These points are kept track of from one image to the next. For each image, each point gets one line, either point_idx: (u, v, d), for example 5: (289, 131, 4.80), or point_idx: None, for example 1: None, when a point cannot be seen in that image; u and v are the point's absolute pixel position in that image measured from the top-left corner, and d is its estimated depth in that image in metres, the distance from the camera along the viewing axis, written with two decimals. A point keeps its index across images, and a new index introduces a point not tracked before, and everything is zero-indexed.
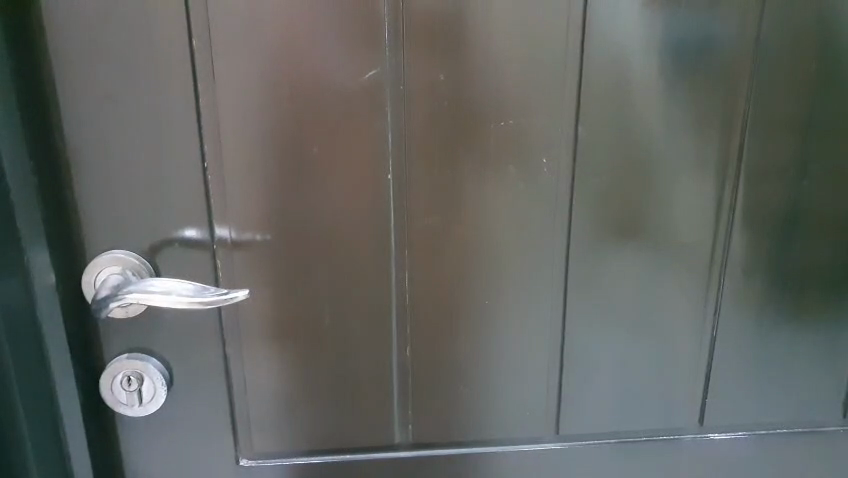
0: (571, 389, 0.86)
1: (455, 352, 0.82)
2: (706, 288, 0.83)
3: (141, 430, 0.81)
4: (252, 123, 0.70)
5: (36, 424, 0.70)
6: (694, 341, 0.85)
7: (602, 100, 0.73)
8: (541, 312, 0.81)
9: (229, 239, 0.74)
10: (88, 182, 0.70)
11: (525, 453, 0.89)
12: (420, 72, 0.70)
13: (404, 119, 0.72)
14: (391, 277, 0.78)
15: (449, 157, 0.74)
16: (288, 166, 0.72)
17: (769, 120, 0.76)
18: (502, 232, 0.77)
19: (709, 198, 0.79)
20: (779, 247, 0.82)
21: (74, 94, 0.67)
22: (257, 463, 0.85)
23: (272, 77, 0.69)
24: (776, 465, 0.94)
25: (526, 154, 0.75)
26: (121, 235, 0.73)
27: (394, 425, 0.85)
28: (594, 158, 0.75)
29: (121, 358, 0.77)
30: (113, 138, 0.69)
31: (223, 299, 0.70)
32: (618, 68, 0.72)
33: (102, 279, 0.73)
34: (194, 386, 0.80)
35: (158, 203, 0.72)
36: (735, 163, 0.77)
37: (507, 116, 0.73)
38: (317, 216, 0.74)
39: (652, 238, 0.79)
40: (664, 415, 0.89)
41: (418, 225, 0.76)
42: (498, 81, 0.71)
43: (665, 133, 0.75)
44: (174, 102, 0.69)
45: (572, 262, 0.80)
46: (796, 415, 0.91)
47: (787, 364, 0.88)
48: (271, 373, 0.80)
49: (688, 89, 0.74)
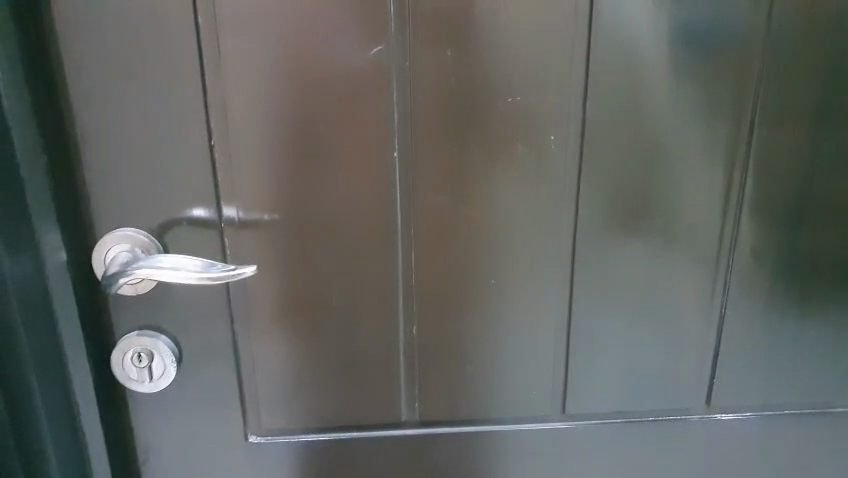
0: (577, 370, 0.86)
1: (462, 332, 0.82)
2: (715, 268, 0.82)
3: (151, 406, 0.82)
4: (259, 102, 0.70)
5: (49, 397, 0.71)
6: (702, 322, 0.85)
7: (610, 78, 0.73)
8: (548, 292, 0.82)
9: (237, 219, 0.75)
10: (98, 159, 0.71)
11: (531, 432, 0.89)
12: (426, 49, 0.70)
13: (410, 97, 0.72)
14: (397, 256, 0.78)
15: (455, 136, 0.74)
16: (295, 145, 0.72)
17: (778, 99, 0.75)
18: (509, 211, 0.77)
19: (718, 178, 0.78)
20: (787, 228, 0.81)
21: (82, 70, 0.68)
22: (266, 440, 0.86)
23: (278, 54, 0.69)
24: (783, 446, 0.94)
25: (534, 133, 0.74)
26: (129, 213, 0.73)
27: (401, 404, 0.86)
28: (601, 138, 0.75)
29: (132, 335, 0.78)
30: (121, 115, 0.69)
31: (231, 275, 0.71)
32: (627, 45, 0.71)
33: (112, 256, 0.73)
34: (203, 363, 0.81)
35: (167, 181, 0.73)
36: (744, 142, 0.77)
37: (515, 93, 0.72)
38: (325, 195, 0.75)
39: (660, 219, 0.79)
40: (670, 395, 0.89)
41: (424, 204, 0.76)
42: (505, 59, 0.71)
43: (674, 112, 0.74)
44: (181, 78, 0.69)
45: (579, 242, 0.80)
46: (803, 397, 0.91)
47: (795, 346, 0.87)
48: (278, 350, 0.81)
49: (698, 67, 0.73)
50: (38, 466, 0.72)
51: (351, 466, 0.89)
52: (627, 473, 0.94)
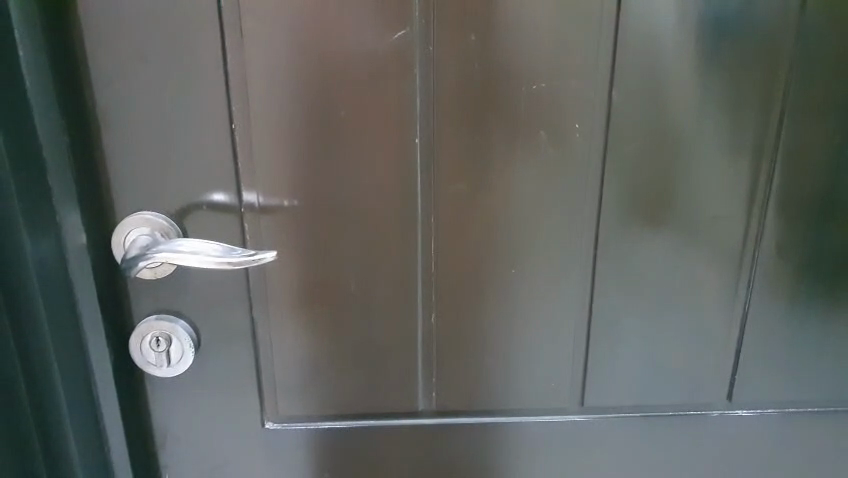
0: (598, 362, 0.85)
1: (481, 321, 0.82)
2: (739, 261, 0.81)
3: (169, 390, 0.82)
4: (280, 86, 0.70)
5: (68, 373, 0.72)
6: (726, 315, 0.83)
7: (637, 65, 0.71)
8: (569, 283, 0.80)
9: (257, 204, 0.74)
10: (119, 141, 0.70)
11: (550, 423, 0.88)
12: (451, 32, 0.69)
13: (433, 82, 0.70)
14: (417, 244, 0.77)
15: (478, 123, 0.72)
16: (315, 129, 0.71)
17: (810, 90, 0.73)
18: (532, 200, 0.76)
19: (745, 169, 0.76)
20: (817, 222, 0.79)
21: (103, 50, 0.67)
22: (283, 427, 0.86)
23: (301, 37, 0.68)
24: (806, 442, 0.92)
25: (558, 120, 0.73)
26: (149, 196, 0.73)
27: (418, 392, 0.85)
28: (627, 127, 0.74)
29: (151, 319, 0.77)
30: (142, 96, 0.69)
31: (251, 260, 0.71)
32: (656, 31, 0.70)
33: (131, 239, 0.73)
34: (221, 348, 0.81)
35: (187, 164, 0.72)
36: (774, 133, 0.75)
37: (540, 79, 0.71)
38: (345, 182, 0.74)
39: (684, 210, 0.78)
40: (692, 390, 0.88)
41: (445, 192, 0.75)
42: (531, 44, 0.70)
43: (702, 100, 0.73)
44: (204, 60, 0.68)
45: (602, 233, 0.78)
46: (829, 393, 0.89)
47: (821, 342, 0.86)
48: (297, 336, 0.81)
49: (728, 55, 0.71)
50: (58, 443, 0.73)
51: (367, 454, 0.89)
52: (645, 468, 0.93)
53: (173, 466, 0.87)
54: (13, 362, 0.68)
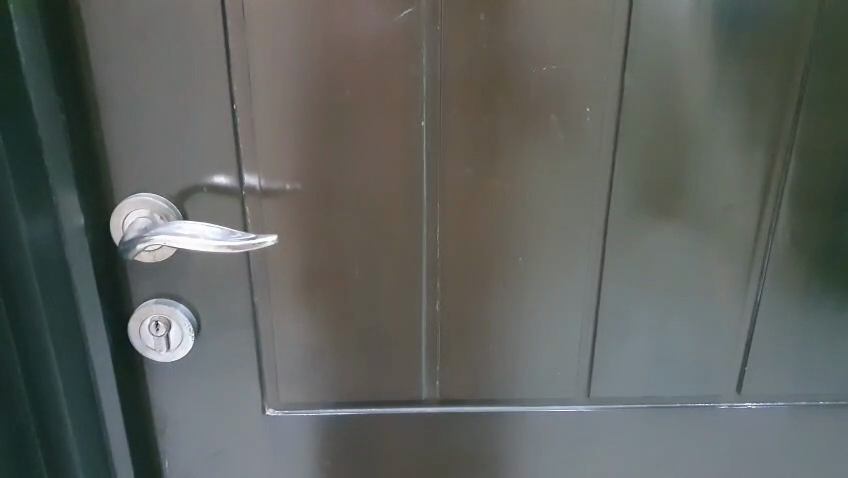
0: (604, 353, 0.83)
1: (485, 310, 0.80)
2: (751, 252, 0.79)
3: (169, 376, 0.81)
4: (284, 66, 0.68)
5: (65, 355, 0.71)
6: (736, 306, 0.81)
7: (651, 49, 0.69)
8: (576, 272, 0.79)
9: (258, 188, 0.73)
10: (118, 120, 0.69)
11: (553, 413, 0.87)
12: (459, 13, 0.66)
13: (439, 63, 0.68)
14: (422, 230, 0.76)
15: (485, 106, 0.70)
16: (317, 112, 0.70)
17: (828, 78, 0.71)
18: (539, 185, 0.74)
19: (759, 157, 0.74)
20: (833, 213, 0.77)
21: (102, 25, 0.65)
22: (283, 414, 0.85)
23: (305, 15, 0.66)
24: (814, 437, 0.91)
25: (568, 104, 0.71)
26: (148, 177, 0.71)
27: (421, 381, 0.84)
28: (639, 113, 0.72)
29: (150, 302, 0.76)
30: (142, 75, 0.67)
31: (251, 243, 0.69)
32: (672, 14, 0.67)
33: (130, 221, 0.72)
34: (221, 334, 0.80)
35: (187, 145, 0.71)
36: (790, 120, 0.73)
37: (550, 62, 0.69)
38: (348, 165, 0.72)
39: (695, 197, 0.76)
40: (699, 382, 0.86)
41: (450, 176, 0.73)
42: (541, 26, 0.67)
43: (715, 85, 0.70)
44: (205, 39, 0.66)
45: (612, 222, 0.76)
46: (840, 387, 0.87)
47: (834, 335, 0.84)
48: (298, 323, 0.79)
49: (746, 39, 0.68)
50: (57, 434, 0.72)
51: (368, 443, 0.88)
52: (649, 460, 0.92)
53: (172, 451, 0.86)
54: (13, 357, 0.67)
